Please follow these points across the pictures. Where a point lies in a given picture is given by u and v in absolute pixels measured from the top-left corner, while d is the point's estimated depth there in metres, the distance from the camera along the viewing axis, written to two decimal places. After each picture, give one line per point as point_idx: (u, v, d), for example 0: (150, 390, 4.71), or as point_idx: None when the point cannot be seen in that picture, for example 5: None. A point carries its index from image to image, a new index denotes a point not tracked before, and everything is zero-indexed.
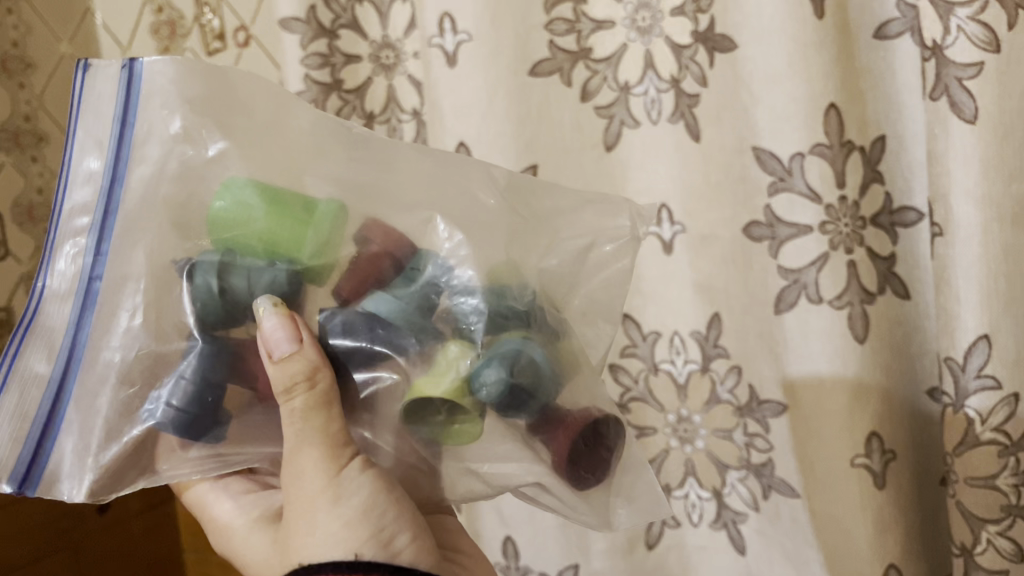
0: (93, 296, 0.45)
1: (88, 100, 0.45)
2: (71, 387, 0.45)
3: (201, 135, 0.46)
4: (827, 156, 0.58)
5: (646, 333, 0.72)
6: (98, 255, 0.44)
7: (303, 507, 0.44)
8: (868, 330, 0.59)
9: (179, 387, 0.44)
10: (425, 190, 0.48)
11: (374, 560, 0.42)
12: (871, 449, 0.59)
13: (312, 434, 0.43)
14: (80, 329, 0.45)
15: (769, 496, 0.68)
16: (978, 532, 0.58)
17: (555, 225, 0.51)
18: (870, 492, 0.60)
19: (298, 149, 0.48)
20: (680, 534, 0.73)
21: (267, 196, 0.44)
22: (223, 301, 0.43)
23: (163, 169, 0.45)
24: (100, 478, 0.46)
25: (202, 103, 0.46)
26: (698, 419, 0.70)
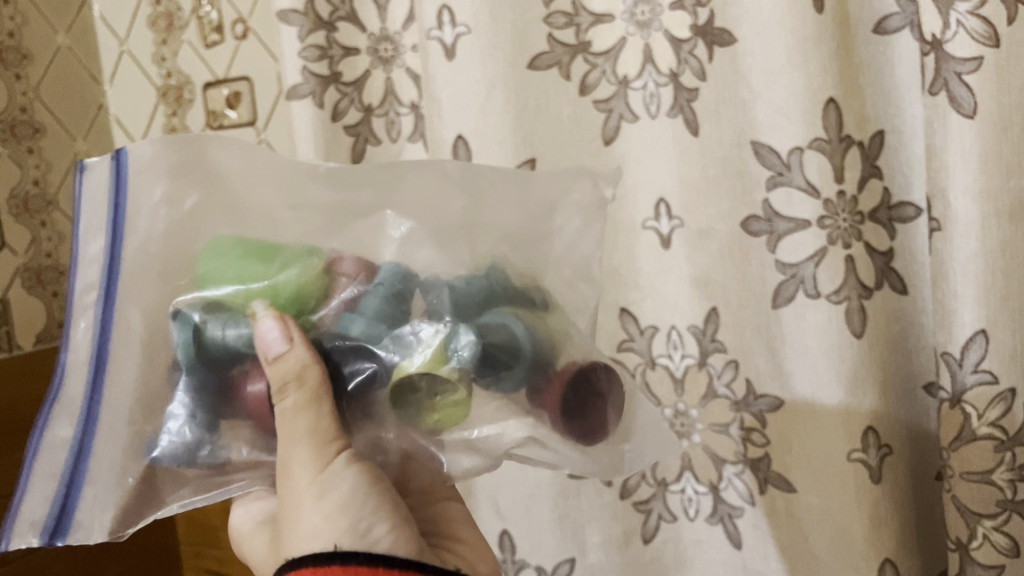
0: (105, 367, 0.46)
1: (87, 194, 0.44)
2: (88, 451, 0.47)
3: (185, 199, 0.46)
4: (826, 151, 0.58)
5: (643, 327, 0.72)
6: (105, 333, 0.45)
7: (291, 501, 0.45)
8: (866, 324, 0.59)
9: (179, 426, 0.47)
10: (419, 212, 0.48)
11: (353, 551, 0.42)
12: (868, 443, 0.59)
13: (301, 432, 0.44)
14: (96, 393, 0.46)
15: (765, 490, 0.67)
16: (975, 527, 0.58)
17: (512, 213, 0.50)
18: (866, 486, 0.60)
19: (268, 195, 0.47)
20: (676, 528, 0.72)
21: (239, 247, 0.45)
22: (200, 352, 0.44)
23: (153, 237, 0.46)
24: (118, 517, 0.49)
25: (179, 173, 0.46)
26: (695, 413, 0.70)
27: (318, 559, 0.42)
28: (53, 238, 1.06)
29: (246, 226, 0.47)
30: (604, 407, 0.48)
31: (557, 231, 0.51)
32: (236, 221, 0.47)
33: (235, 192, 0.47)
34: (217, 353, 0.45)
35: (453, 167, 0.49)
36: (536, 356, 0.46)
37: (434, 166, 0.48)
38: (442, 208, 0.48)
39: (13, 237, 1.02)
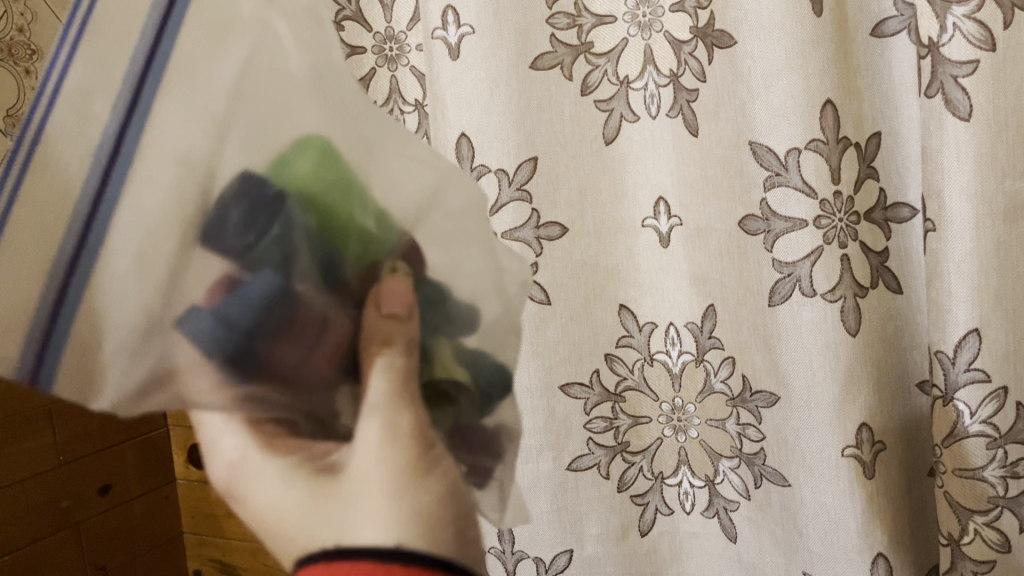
0: (124, 170, 0.38)
1: None
2: (86, 268, 0.38)
3: (249, 35, 0.41)
4: (823, 152, 0.59)
5: (641, 324, 0.72)
6: (129, 131, 0.38)
7: (365, 480, 0.43)
8: (860, 323, 0.60)
9: (240, 305, 0.40)
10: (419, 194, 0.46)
11: (419, 549, 0.40)
12: (861, 439, 0.61)
13: (396, 405, 0.45)
14: (102, 199, 0.38)
15: (759, 485, 0.69)
16: (966, 522, 0.59)
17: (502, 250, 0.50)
18: (859, 481, 0.61)
19: (354, 96, 0.44)
20: (673, 521, 0.74)
21: (331, 160, 0.42)
22: (288, 247, 0.41)
23: (210, 66, 0.40)
24: (138, 375, 0.40)
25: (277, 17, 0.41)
26: (693, 408, 0.71)
27: (381, 553, 0.39)
28: None
29: (326, 124, 0.43)
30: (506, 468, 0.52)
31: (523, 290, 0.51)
32: (306, 106, 0.42)
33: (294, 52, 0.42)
34: (298, 248, 0.41)
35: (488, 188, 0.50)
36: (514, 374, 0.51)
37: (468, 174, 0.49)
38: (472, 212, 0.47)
39: None
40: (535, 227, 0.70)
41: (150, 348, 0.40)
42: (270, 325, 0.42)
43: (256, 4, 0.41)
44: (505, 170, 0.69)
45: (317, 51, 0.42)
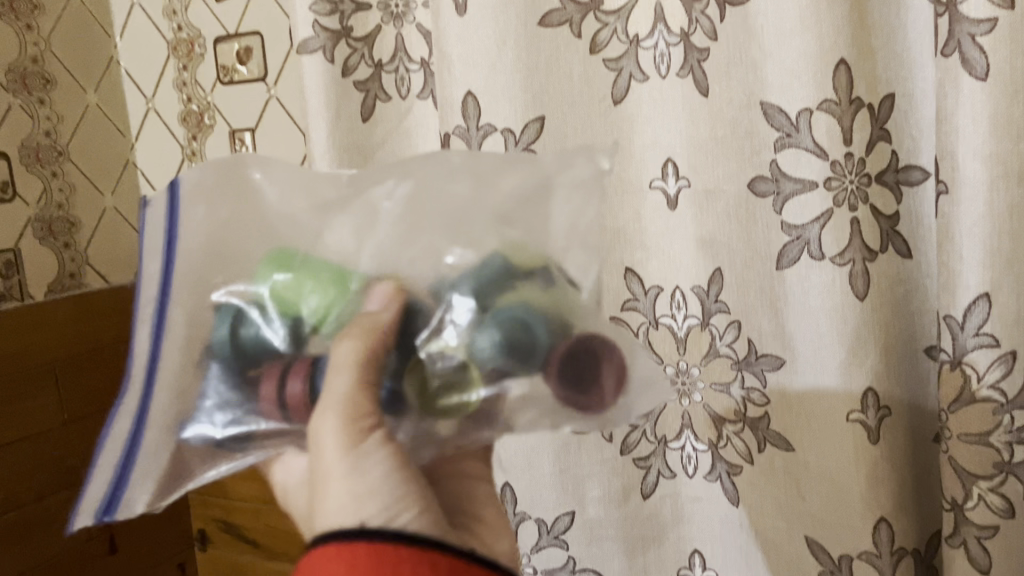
0: (156, 358, 0.48)
1: (148, 219, 0.48)
2: (140, 436, 0.48)
3: (222, 213, 0.49)
4: (835, 112, 0.58)
5: (647, 287, 0.72)
6: (159, 325, 0.47)
7: (323, 473, 0.44)
8: (869, 287, 0.59)
9: (218, 412, 0.48)
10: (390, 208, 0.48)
11: (381, 526, 0.42)
12: (867, 404, 0.61)
13: (337, 407, 0.44)
14: (147, 387, 0.48)
15: (763, 449, 0.68)
16: (970, 488, 0.59)
17: (508, 192, 0.48)
18: (864, 446, 0.61)
19: (304, 208, 0.49)
20: (675, 484, 0.74)
21: (277, 254, 0.47)
22: (235, 346, 0.46)
23: (193, 249, 0.48)
24: (161, 490, 0.49)
25: (223, 193, 0.49)
26: (697, 371, 0.71)
27: (345, 534, 0.41)
28: (64, 189, 1.05)
29: (292, 240, 0.48)
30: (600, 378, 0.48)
31: (550, 213, 0.49)
32: (275, 235, 0.49)
33: (262, 213, 0.49)
34: (249, 344, 0.46)
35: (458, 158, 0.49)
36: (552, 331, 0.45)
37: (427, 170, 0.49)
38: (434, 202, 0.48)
39: (24, 189, 1.01)
40: None
41: (167, 471, 0.49)
42: (238, 411, 0.47)
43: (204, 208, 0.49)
44: (512, 130, 0.68)
45: (254, 194, 0.50)
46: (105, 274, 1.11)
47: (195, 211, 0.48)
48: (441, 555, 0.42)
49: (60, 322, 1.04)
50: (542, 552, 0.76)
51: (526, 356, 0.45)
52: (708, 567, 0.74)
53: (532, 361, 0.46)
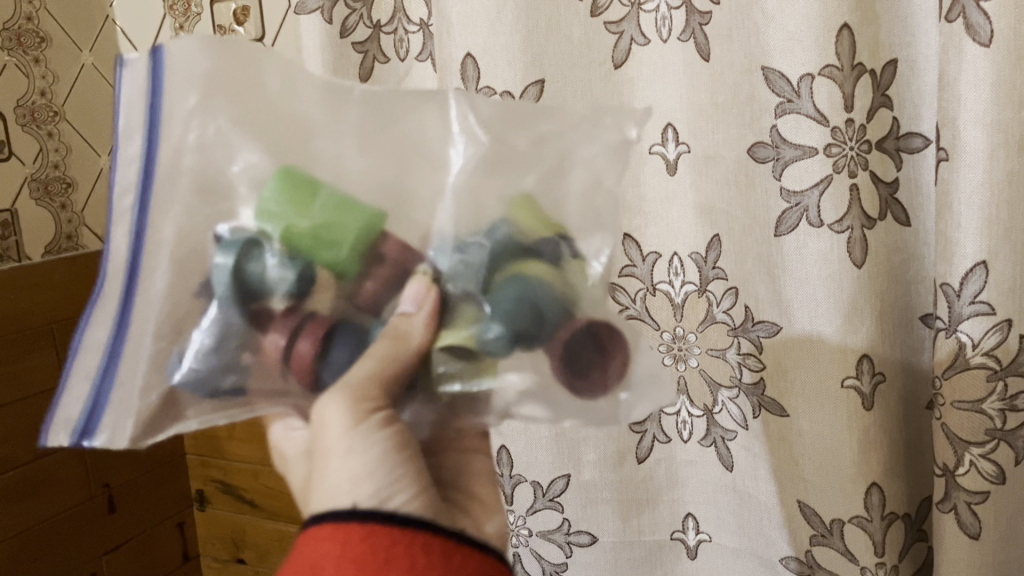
0: (139, 273, 0.46)
1: (127, 92, 0.45)
2: (118, 357, 0.47)
3: (217, 111, 0.46)
4: (837, 78, 0.58)
5: (646, 253, 0.71)
6: (138, 239, 0.46)
7: (322, 450, 0.46)
8: (867, 255, 0.60)
9: (210, 343, 0.47)
10: (401, 151, 0.48)
11: (375, 508, 0.43)
12: (861, 370, 0.61)
13: (344, 386, 0.46)
14: (129, 298, 0.46)
15: (758, 414, 0.68)
16: (962, 454, 0.59)
17: (528, 145, 0.49)
18: (858, 412, 0.61)
19: (312, 119, 0.47)
20: (670, 449, 0.73)
21: (283, 181, 0.45)
22: (242, 283, 0.46)
23: (183, 151, 0.46)
24: (140, 425, 0.48)
25: (219, 81, 0.46)
26: (694, 338, 0.70)
27: (338, 515, 0.43)
28: (60, 149, 1.04)
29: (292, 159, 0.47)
30: (602, 361, 0.49)
31: (571, 175, 0.50)
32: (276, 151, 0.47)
33: (263, 116, 0.47)
34: (255, 283, 0.46)
35: (486, 107, 0.49)
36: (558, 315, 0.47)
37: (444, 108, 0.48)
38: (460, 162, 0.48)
39: (20, 149, 0.99)
40: None
41: (154, 407, 0.48)
42: (231, 346, 0.47)
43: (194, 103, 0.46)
44: (511, 92, 0.68)
45: (252, 95, 0.47)
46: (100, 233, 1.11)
47: (183, 106, 0.45)
48: (430, 536, 0.44)
49: (59, 283, 1.03)
50: (537, 514, 0.77)
51: (530, 339, 0.47)
52: (702, 531, 0.74)
53: (539, 340, 0.47)
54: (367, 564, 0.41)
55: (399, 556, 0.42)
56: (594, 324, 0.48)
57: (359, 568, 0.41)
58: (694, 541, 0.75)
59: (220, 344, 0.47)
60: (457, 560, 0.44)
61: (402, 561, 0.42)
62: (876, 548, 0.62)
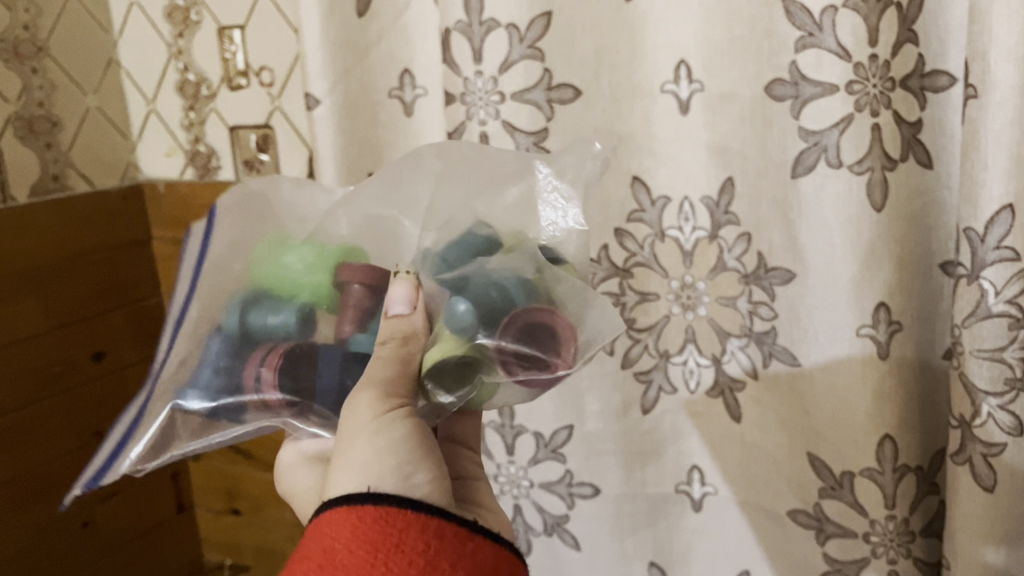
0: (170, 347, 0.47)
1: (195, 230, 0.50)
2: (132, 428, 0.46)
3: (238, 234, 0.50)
4: (861, 10, 0.55)
5: (655, 198, 0.68)
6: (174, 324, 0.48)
7: (343, 438, 0.44)
8: (887, 199, 0.57)
9: (213, 376, 0.47)
10: (399, 222, 0.51)
11: (390, 492, 0.40)
12: (878, 318, 0.59)
13: (369, 380, 0.44)
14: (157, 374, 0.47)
15: (768, 365, 0.66)
16: (979, 404, 0.57)
17: (487, 181, 0.52)
18: (874, 362, 0.60)
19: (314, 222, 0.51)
20: (676, 400, 0.71)
21: (268, 248, 0.49)
22: (244, 331, 0.46)
23: (228, 256, 0.49)
24: (145, 451, 0.47)
25: (243, 216, 0.51)
26: (702, 286, 0.68)
27: (352, 498, 0.40)
28: (44, 87, 0.92)
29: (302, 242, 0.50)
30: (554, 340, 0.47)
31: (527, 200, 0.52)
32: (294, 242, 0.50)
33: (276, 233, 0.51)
34: (256, 328, 0.46)
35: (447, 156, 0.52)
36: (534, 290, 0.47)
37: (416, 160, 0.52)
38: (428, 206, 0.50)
39: None
40: (546, 89, 0.67)
41: (159, 435, 0.47)
42: (229, 385, 0.46)
43: (227, 229, 0.50)
44: (516, 25, 0.65)
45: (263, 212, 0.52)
46: (90, 176, 0.97)
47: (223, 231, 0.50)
48: (443, 520, 0.40)
49: (95, 232, 0.97)
50: (539, 465, 0.75)
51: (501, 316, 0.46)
52: (707, 483, 0.71)
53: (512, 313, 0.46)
54: (380, 547, 0.38)
55: (413, 540, 0.39)
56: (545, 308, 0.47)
57: (372, 551, 0.38)
58: (699, 494, 0.72)
59: (221, 374, 0.47)
60: (472, 547, 0.41)
61: (415, 544, 0.39)
62: (887, 501, 0.61)
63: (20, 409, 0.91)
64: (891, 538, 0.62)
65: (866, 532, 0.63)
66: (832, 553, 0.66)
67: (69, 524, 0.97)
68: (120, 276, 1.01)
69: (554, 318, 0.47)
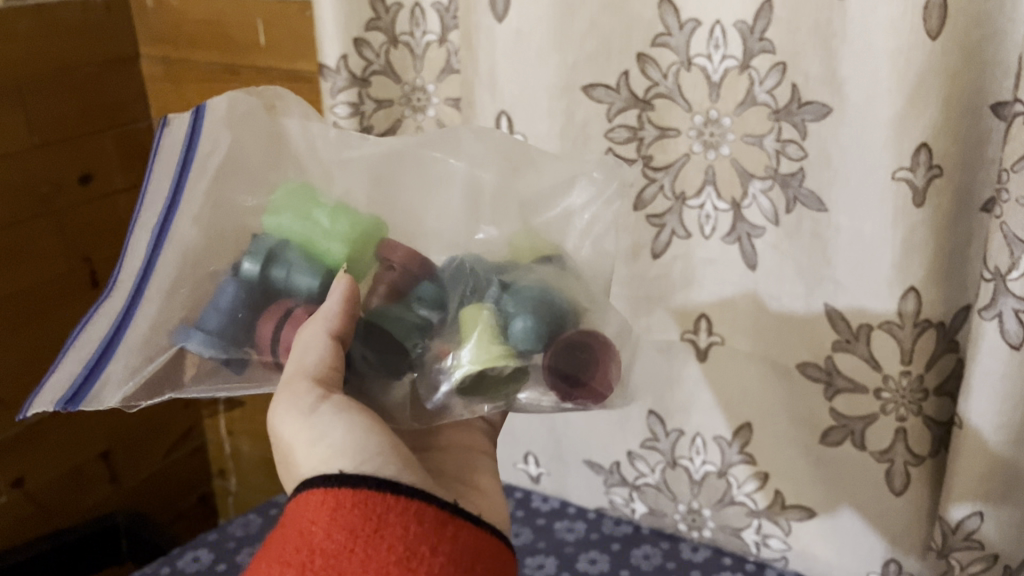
0: (151, 271, 0.52)
1: (164, 143, 0.53)
2: (118, 343, 0.50)
3: (242, 143, 0.54)
4: None
5: (683, 21, 0.60)
6: (159, 239, 0.52)
7: (290, 440, 0.45)
8: (944, 25, 0.51)
9: (215, 315, 0.50)
10: (419, 189, 0.55)
11: (367, 475, 0.41)
12: (918, 162, 0.54)
13: (284, 379, 0.45)
14: (136, 296, 0.51)
15: (791, 210, 0.61)
16: (1019, 256, 0.52)
17: (524, 176, 0.55)
18: (908, 209, 0.55)
19: (326, 163, 0.55)
20: (688, 246, 0.66)
21: (296, 195, 0.52)
22: (263, 279, 0.50)
23: (205, 167, 0.53)
24: (139, 387, 0.50)
25: (247, 126, 0.54)
26: (728, 122, 0.62)
27: (329, 480, 0.41)
28: None
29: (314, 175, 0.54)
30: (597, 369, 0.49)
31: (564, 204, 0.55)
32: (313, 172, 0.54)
33: (293, 159, 0.55)
34: (278, 280, 0.50)
35: (488, 143, 0.55)
36: (572, 313, 0.49)
37: (464, 150, 0.55)
38: (462, 193, 0.54)
39: None
40: None
41: (155, 373, 0.51)
42: (236, 331, 0.50)
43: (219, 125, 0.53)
44: None
45: (285, 150, 0.55)
46: None
47: (220, 144, 0.53)
48: (422, 504, 0.41)
49: (72, 47, 0.87)
50: None
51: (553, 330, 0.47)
52: (714, 333, 0.67)
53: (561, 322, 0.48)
54: (358, 533, 0.39)
55: (391, 525, 0.39)
56: (590, 336, 0.49)
57: (350, 537, 0.39)
58: (705, 343, 0.68)
59: (228, 322, 0.50)
60: (453, 530, 0.41)
61: (394, 529, 0.39)
62: (903, 356, 0.59)
63: (8, 229, 0.83)
64: (902, 395, 0.60)
65: (877, 388, 0.61)
66: (838, 408, 0.63)
67: None
68: (108, 95, 0.91)
69: (605, 349, 0.49)
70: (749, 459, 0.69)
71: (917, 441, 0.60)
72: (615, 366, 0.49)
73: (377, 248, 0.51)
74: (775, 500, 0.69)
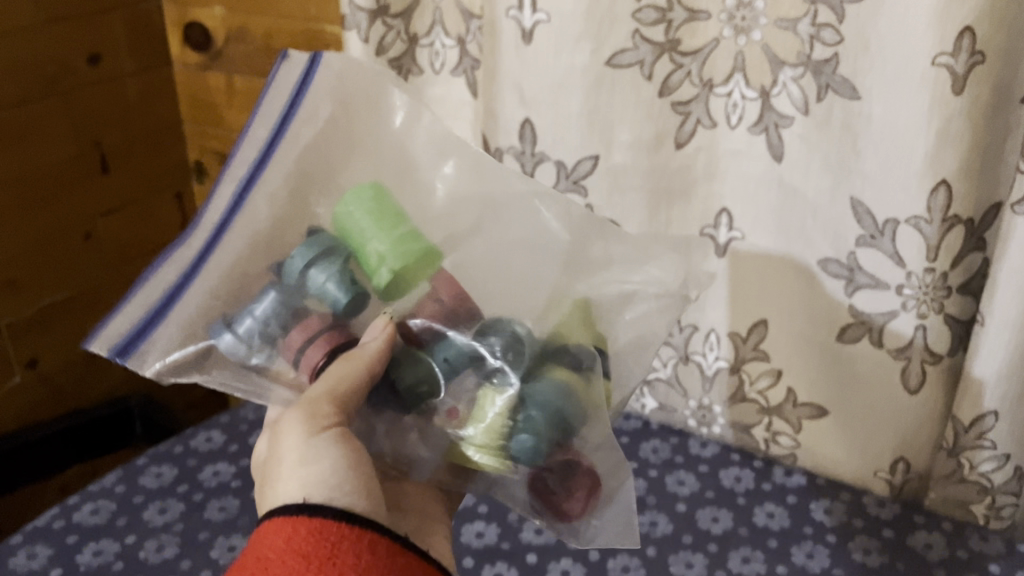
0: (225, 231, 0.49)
1: (277, 82, 0.51)
2: (181, 297, 0.48)
3: (334, 119, 0.52)
4: None
5: None
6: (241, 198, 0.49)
7: (277, 462, 0.45)
8: None
9: (254, 317, 0.48)
10: (489, 220, 0.53)
11: (325, 504, 0.42)
12: (960, 47, 0.51)
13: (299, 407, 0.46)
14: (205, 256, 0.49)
15: (822, 99, 0.58)
16: None
17: (602, 253, 0.54)
18: (945, 98, 0.53)
19: (399, 177, 0.52)
20: (713, 136, 0.64)
21: (367, 204, 0.49)
22: (303, 285, 0.48)
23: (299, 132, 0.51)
24: (178, 363, 0.48)
25: (344, 105, 0.52)
26: (761, 5, 0.58)
27: (290, 508, 0.41)
28: None
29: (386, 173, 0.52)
30: (574, 490, 0.49)
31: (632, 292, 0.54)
32: (386, 169, 0.52)
33: (382, 151, 0.53)
34: (316, 293, 0.48)
35: (576, 215, 0.53)
36: (583, 427, 0.48)
37: (565, 199, 0.53)
38: (531, 246, 0.53)
39: None
40: None
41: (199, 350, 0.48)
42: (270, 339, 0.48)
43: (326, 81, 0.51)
44: None
45: (369, 139, 0.53)
46: None
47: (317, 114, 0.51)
48: (375, 535, 0.41)
49: None
50: None
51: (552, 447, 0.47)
52: (735, 228, 0.66)
53: (563, 440, 0.47)
54: (312, 557, 0.39)
55: (344, 553, 0.40)
56: (582, 462, 0.49)
57: (304, 560, 0.39)
58: (725, 239, 0.67)
59: (262, 333, 0.48)
60: (404, 562, 0.41)
61: (347, 556, 0.40)
62: (929, 253, 0.58)
63: (11, 109, 0.81)
64: (926, 292, 0.59)
65: (899, 285, 0.60)
66: (858, 305, 0.62)
67: (80, 236, 0.91)
68: None
69: (587, 482, 0.49)
70: (762, 356, 0.69)
71: (936, 339, 0.60)
72: (593, 497, 0.50)
73: (427, 281, 0.50)
74: (788, 398, 0.69)
